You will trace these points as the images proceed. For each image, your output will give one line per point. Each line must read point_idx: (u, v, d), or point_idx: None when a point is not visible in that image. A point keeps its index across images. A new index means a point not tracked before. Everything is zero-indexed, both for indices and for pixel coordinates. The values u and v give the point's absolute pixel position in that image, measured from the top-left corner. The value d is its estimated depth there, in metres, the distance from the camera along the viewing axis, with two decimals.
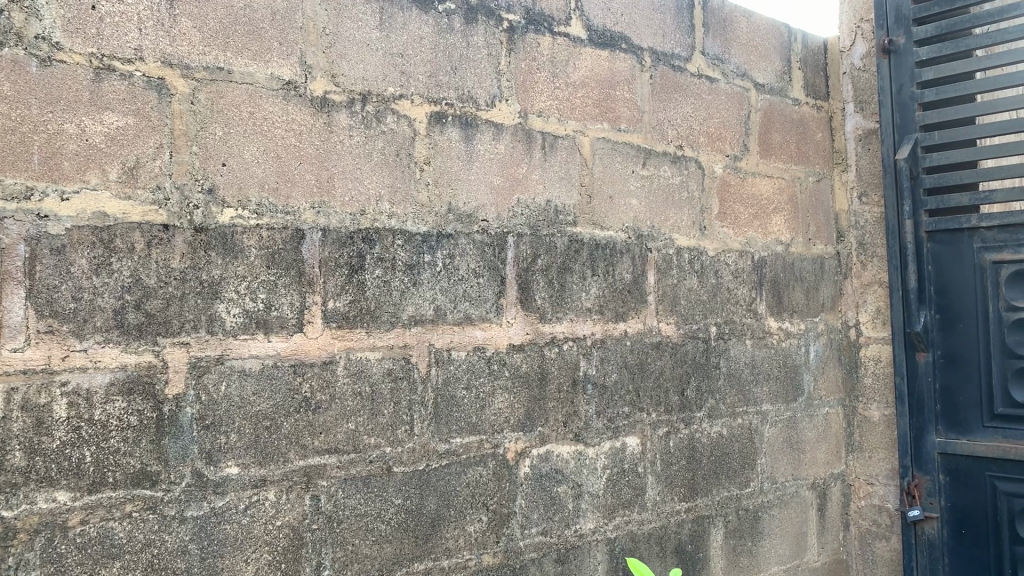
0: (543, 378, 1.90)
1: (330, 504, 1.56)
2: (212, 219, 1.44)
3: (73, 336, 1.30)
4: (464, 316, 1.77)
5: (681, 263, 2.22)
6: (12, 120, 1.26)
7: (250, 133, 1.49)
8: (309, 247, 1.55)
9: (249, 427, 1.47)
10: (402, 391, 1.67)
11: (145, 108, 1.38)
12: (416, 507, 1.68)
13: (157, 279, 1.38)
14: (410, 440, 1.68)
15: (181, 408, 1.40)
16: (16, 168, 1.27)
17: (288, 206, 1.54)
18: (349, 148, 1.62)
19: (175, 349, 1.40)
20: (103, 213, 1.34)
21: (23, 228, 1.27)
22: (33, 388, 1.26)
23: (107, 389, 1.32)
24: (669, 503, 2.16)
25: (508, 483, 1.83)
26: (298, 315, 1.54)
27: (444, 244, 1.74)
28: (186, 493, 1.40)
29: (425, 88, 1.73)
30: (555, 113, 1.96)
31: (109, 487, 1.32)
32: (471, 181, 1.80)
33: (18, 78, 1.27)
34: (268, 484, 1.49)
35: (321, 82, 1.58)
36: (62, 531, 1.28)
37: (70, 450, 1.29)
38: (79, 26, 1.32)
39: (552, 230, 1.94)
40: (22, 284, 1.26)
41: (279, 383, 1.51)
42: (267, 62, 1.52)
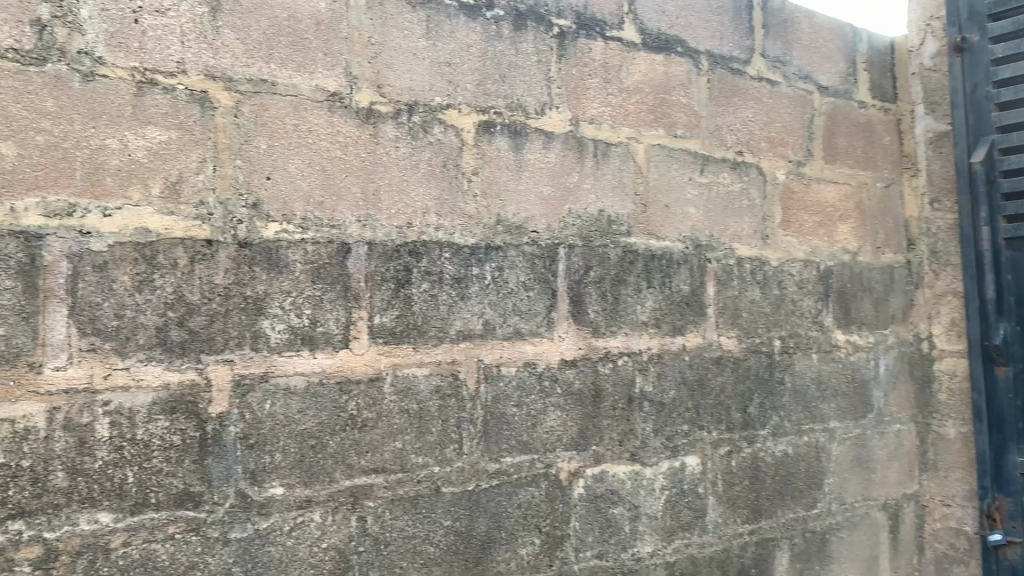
0: (597, 395, 1.82)
1: (377, 526, 1.52)
2: (256, 234, 1.42)
3: (114, 355, 1.29)
4: (514, 330, 1.71)
5: (742, 273, 2.13)
6: (55, 136, 1.26)
7: (294, 146, 1.47)
8: (354, 261, 1.52)
9: (295, 446, 1.44)
10: (450, 408, 1.62)
11: (188, 122, 1.37)
12: (466, 529, 1.62)
13: (200, 296, 1.36)
14: (458, 459, 1.62)
15: (224, 427, 1.38)
16: (59, 184, 1.26)
17: (333, 221, 1.51)
18: (396, 160, 1.58)
19: (218, 367, 1.37)
20: (147, 229, 1.33)
21: (66, 245, 1.26)
22: (76, 407, 1.26)
23: (150, 409, 1.31)
24: (731, 525, 2.06)
25: (561, 504, 1.75)
26: (344, 331, 1.51)
27: (493, 256, 1.68)
28: (229, 514, 1.37)
29: (473, 97, 1.67)
30: (607, 120, 1.88)
31: (152, 508, 1.31)
32: (520, 192, 1.73)
33: (61, 94, 1.27)
34: (314, 505, 1.45)
35: (366, 93, 1.55)
36: (105, 552, 1.27)
37: (113, 470, 1.27)
38: (122, 41, 1.32)
39: (606, 240, 1.85)
40: (64, 302, 1.26)
41: (325, 401, 1.48)
42: (311, 74, 1.49)
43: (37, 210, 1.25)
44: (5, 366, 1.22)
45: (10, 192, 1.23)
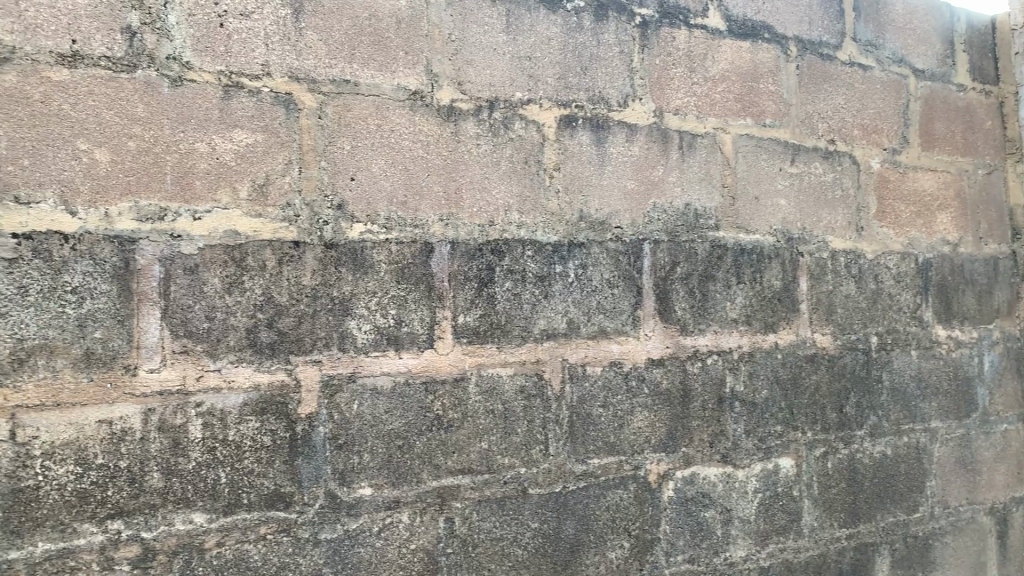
0: (686, 395, 1.76)
1: (465, 527, 1.51)
2: (342, 234, 1.44)
3: (206, 356, 1.34)
4: (599, 329, 1.66)
5: (836, 266, 2.03)
6: (147, 141, 1.31)
7: (377, 146, 1.48)
8: (438, 261, 1.52)
9: (382, 447, 1.46)
10: (535, 408, 1.59)
11: (273, 124, 1.40)
12: (554, 531, 1.59)
13: (289, 297, 1.40)
14: (545, 460, 1.59)
15: (314, 427, 1.42)
16: (151, 189, 1.32)
17: (416, 220, 1.51)
18: (477, 157, 1.56)
19: (307, 367, 1.41)
20: (235, 231, 1.37)
21: (157, 249, 1.31)
22: (169, 409, 1.31)
23: (241, 410, 1.36)
24: (828, 529, 1.97)
25: (651, 507, 1.70)
26: (428, 331, 1.51)
27: (576, 253, 1.64)
28: (319, 515, 1.41)
29: (555, 91, 1.64)
30: (692, 111, 1.81)
31: (244, 509, 1.35)
32: (604, 186, 1.68)
33: (150, 99, 1.32)
34: (402, 506, 1.47)
35: (447, 91, 1.54)
36: (199, 553, 1.32)
37: (206, 471, 1.32)
38: (208, 45, 1.36)
39: (692, 235, 1.78)
40: (157, 305, 1.31)
41: (411, 402, 1.49)
42: (393, 73, 1.50)
43: (131, 215, 1.30)
44: (103, 368, 1.28)
45: (105, 197, 1.29)
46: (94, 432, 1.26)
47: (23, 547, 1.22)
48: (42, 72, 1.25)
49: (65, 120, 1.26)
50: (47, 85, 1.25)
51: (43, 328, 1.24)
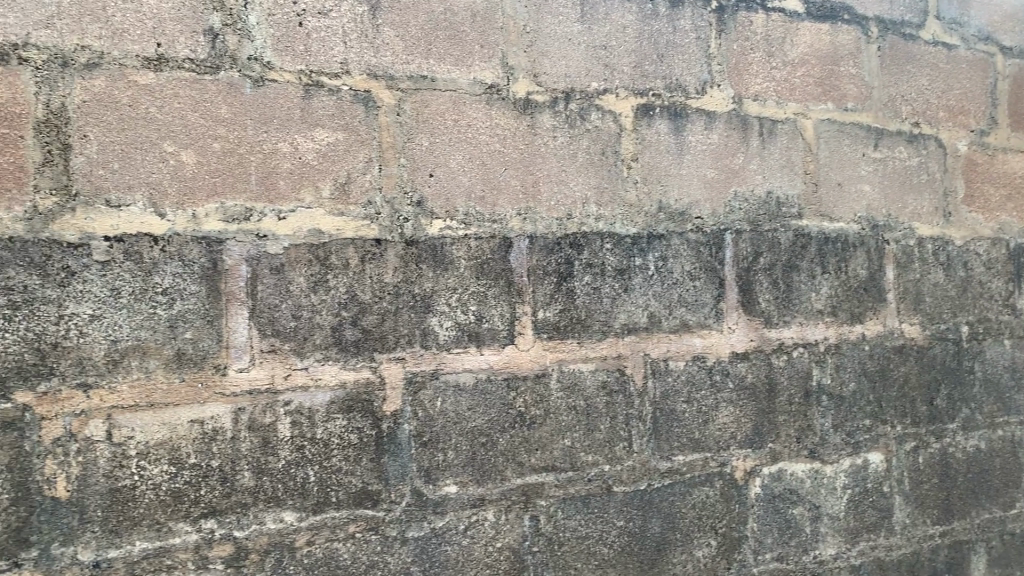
0: (772, 389, 1.71)
1: (550, 525, 1.51)
2: (422, 231, 1.44)
3: (293, 355, 1.35)
4: (681, 322, 1.62)
5: (924, 254, 1.94)
6: (231, 142, 1.33)
7: (455, 141, 1.47)
8: (517, 255, 1.50)
9: (466, 444, 1.46)
10: (617, 404, 1.56)
11: (353, 122, 1.41)
12: (640, 529, 1.57)
13: (372, 295, 1.40)
14: (629, 457, 1.57)
15: (398, 425, 1.42)
16: (236, 189, 1.33)
17: (494, 215, 1.49)
18: (554, 149, 1.54)
19: (391, 364, 1.41)
20: (319, 230, 1.38)
21: (244, 249, 1.33)
22: (259, 408, 1.33)
23: (328, 408, 1.37)
24: (920, 526, 1.90)
25: (738, 504, 1.66)
26: (509, 327, 1.49)
27: (656, 245, 1.60)
28: (406, 513, 1.42)
29: (631, 80, 1.60)
30: (772, 96, 1.76)
31: (333, 507, 1.37)
32: (682, 176, 1.64)
33: (233, 100, 1.33)
34: (487, 504, 1.47)
35: (523, 83, 1.52)
36: (290, 551, 1.34)
37: (295, 470, 1.34)
38: (288, 44, 1.36)
39: (775, 224, 1.73)
40: (245, 305, 1.33)
41: (493, 398, 1.48)
42: (469, 67, 1.49)
43: (217, 216, 1.32)
44: (194, 368, 1.30)
45: (192, 198, 1.30)
46: (186, 433, 1.28)
47: (122, 546, 1.25)
48: (129, 75, 1.27)
49: (152, 123, 1.28)
50: (134, 89, 1.27)
51: (136, 330, 1.26)
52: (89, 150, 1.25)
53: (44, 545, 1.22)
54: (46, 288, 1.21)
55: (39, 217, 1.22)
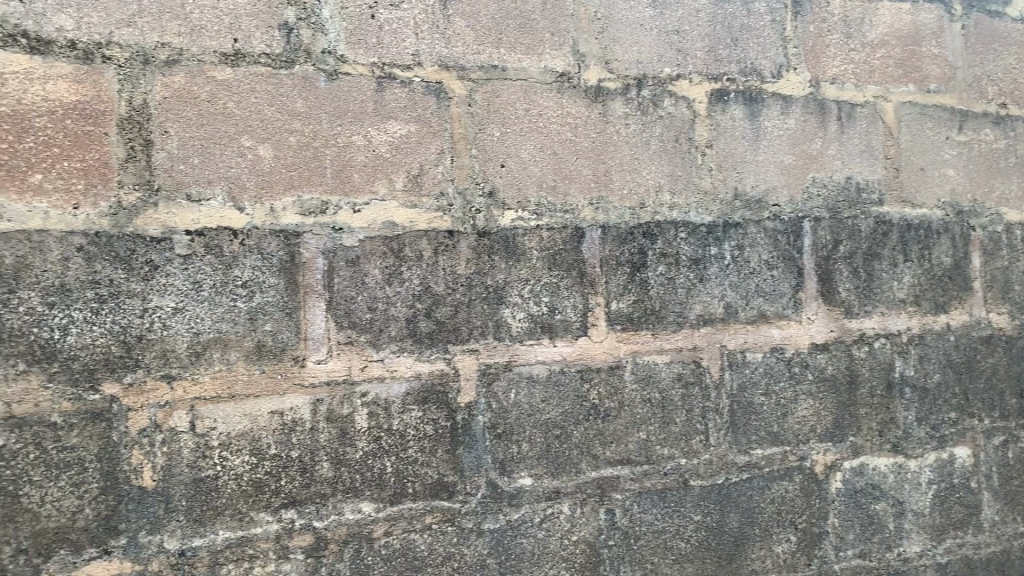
0: (853, 381, 1.66)
1: (626, 519, 1.50)
2: (494, 222, 1.43)
3: (369, 347, 1.36)
4: (758, 313, 1.58)
5: (1012, 240, 1.84)
6: (307, 136, 1.34)
7: (526, 131, 1.45)
8: (589, 245, 1.48)
9: (541, 436, 1.45)
10: (693, 397, 1.54)
11: (425, 114, 1.40)
12: (717, 524, 1.55)
13: (445, 287, 1.40)
14: (706, 451, 1.54)
15: (473, 417, 1.42)
16: (312, 183, 1.34)
17: (566, 204, 1.47)
18: (627, 137, 1.51)
19: (465, 356, 1.41)
20: (393, 222, 1.38)
21: (320, 242, 1.34)
22: (337, 399, 1.34)
23: (404, 399, 1.37)
24: (1011, 524, 1.82)
25: (818, 499, 1.62)
26: (582, 318, 1.48)
27: (732, 234, 1.56)
28: (482, 505, 1.42)
29: (705, 65, 1.57)
30: (850, 79, 1.70)
31: (409, 498, 1.38)
32: (758, 162, 1.60)
33: (308, 94, 1.34)
34: (562, 497, 1.46)
35: (595, 70, 1.50)
36: (368, 542, 1.35)
37: (372, 460, 1.35)
38: (361, 37, 1.37)
39: (855, 211, 1.67)
40: (322, 297, 1.34)
41: (567, 391, 1.47)
42: (540, 55, 1.47)
43: (294, 209, 1.33)
44: (273, 360, 1.31)
45: (269, 192, 1.31)
46: (267, 423, 1.30)
47: (206, 535, 1.27)
48: (207, 71, 1.28)
49: (230, 118, 1.29)
50: (212, 84, 1.29)
51: (218, 322, 1.28)
52: (170, 146, 1.27)
53: (132, 533, 1.24)
54: (131, 281, 1.23)
55: (124, 212, 1.24)
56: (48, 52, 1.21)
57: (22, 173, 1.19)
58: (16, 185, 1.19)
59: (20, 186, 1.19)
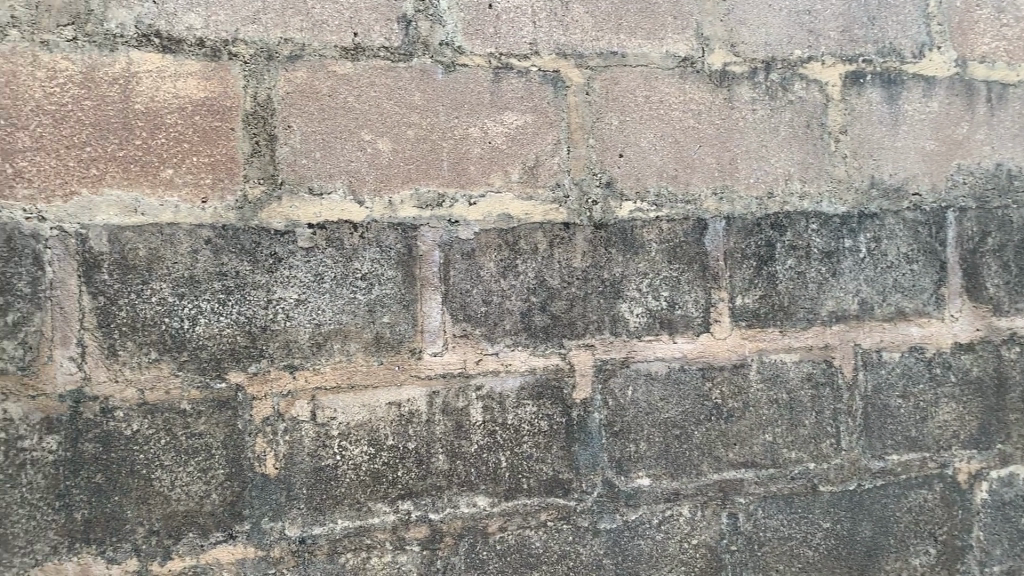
0: (1001, 384, 1.53)
1: (749, 524, 1.43)
2: (612, 214, 1.39)
3: (484, 340, 1.34)
4: (896, 310, 1.48)
5: None
6: (424, 129, 1.33)
7: (647, 119, 1.40)
8: (712, 238, 1.42)
9: (659, 436, 1.40)
10: (824, 398, 1.45)
11: (542, 104, 1.37)
12: (848, 532, 1.46)
13: (561, 280, 1.36)
14: (836, 456, 1.46)
15: (589, 413, 1.38)
16: (429, 176, 1.33)
17: (688, 194, 1.41)
18: (753, 123, 1.44)
19: (581, 352, 1.37)
20: (508, 215, 1.36)
21: (436, 234, 1.33)
22: (452, 392, 1.33)
23: (519, 394, 1.35)
24: None
25: (960, 510, 1.51)
26: (704, 314, 1.42)
27: (868, 225, 1.47)
28: (598, 504, 1.38)
29: (839, 45, 1.48)
30: (1003, 57, 1.55)
31: (524, 494, 1.35)
32: (897, 149, 1.49)
33: (426, 87, 1.33)
34: (682, 499, 1.41)
35: (720, 54, 1.43)
36: (483, 536, 1.34)
37: (487, 454, 1.33)
38: (478, 27, 1.35)
39: (1005, 200, 1.54)
40: (438, 290, 1.33)
41: (688, 389, 1.41)
42: (661, 40, 1.42)
43: (411, 202, 1.32)
44: (391, 352, 1.31)
45: (388, 185, 1.31)
46: (384, 414, 1.30)
47: (325, 524, 1.28)
48: (329, 66, 1.29)
49: (351, 112, 1.30)
50: (333, 79, 1.29)
51: (338, 314, 1.29)
52: (293, 141, 1.28)
53: (256, 519, 1.26)
54: (256, 273, 1.26)
55: (249, 206, 1.26)
56: (179, 51, 1.24)
57: (155, 168, 1.23)
58: (150, 180, 1.22)
59: (153, 180, 1.23)
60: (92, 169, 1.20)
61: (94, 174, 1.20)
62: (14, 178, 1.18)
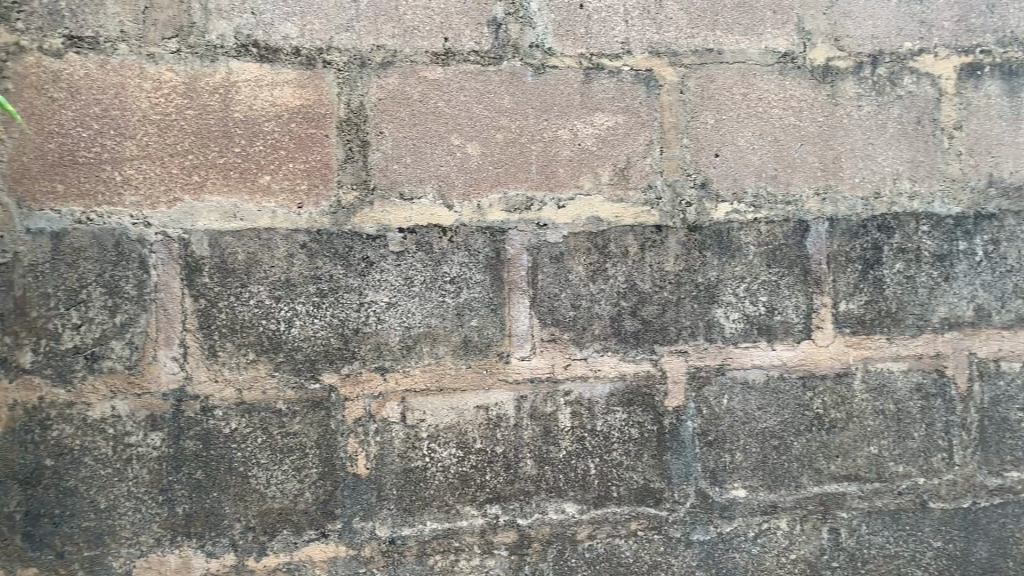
0: None
1: (852, 540, 1.36)
2: (706, 216, 1.34)
3: (573, 345, 1.32)
4: (1016, 316, 1.40)
5: None
6: (514, 132, 1.32)
7: (744, 117, 1.35)
8: (814, 240, 1.36)
9: (756, 446, 1.35)
10: (935, 410, 1.37)
11: (634, 104, 1.34)
12: (961, 552, 1.38)
13: (652, 284, 1.33)
14: (948, 471, 1.38)
15: (682, 421, 1.34)
16: (518, 179, 1.32)
17: (788, 195, 1.36)
18: (858, 120, 1.37)
19: (673, 358, 1.33)
20: (598, 217, 1.33)
21: (525, 237, 1.31)
22: (540, 396, 1.31)
23: (608, 400, 1.32)
24: None
25: None
26: (805, 320, 1.36)
27: (984, 226, 1.39)
28: (691, 514, 1.34)
29: (953, 36, 1.39)
30: None
31: (614, 502, 1.32)
32: (1019, 144, 1.40)
33: (516, 89, 1.32)
34: (779, 511, 1.35)
35: (822, 49, 1.37)
36: (572, 544, 1.31)
37: (576, 461, 1.31)
38: (569, 28, 1.33)
39: None
40: (526, 293, 1.31)
41: (787, 398, 1.35)
42: (760, 35, 1.36)
43: (500, 206, 1.31)
44: (479, 355, 1.30)
45: (477, 189, 1.31)
46: (472, 418, 1.29)
47: (414, 525, 1.28)
48: (420, 72, 1.30)
49: (440, 117, 1.30)
50: (424, 84, 1.30)
51: (427, 316, 1.29)
52: (384, 146, 1.29)
53: (347, 518, 1.27)
54: (348, 277, 1.27)
55: (342, 211, 1.28)
56: (275, 59, 1.26)
57: (253, 175, 1.26)
58: (248, 186, 1.25)
59: (251, 186, 1.25)
60: (194, 176, 1.24)
61: (196, 181, 1.24)
62: (122, 185, 1.22)
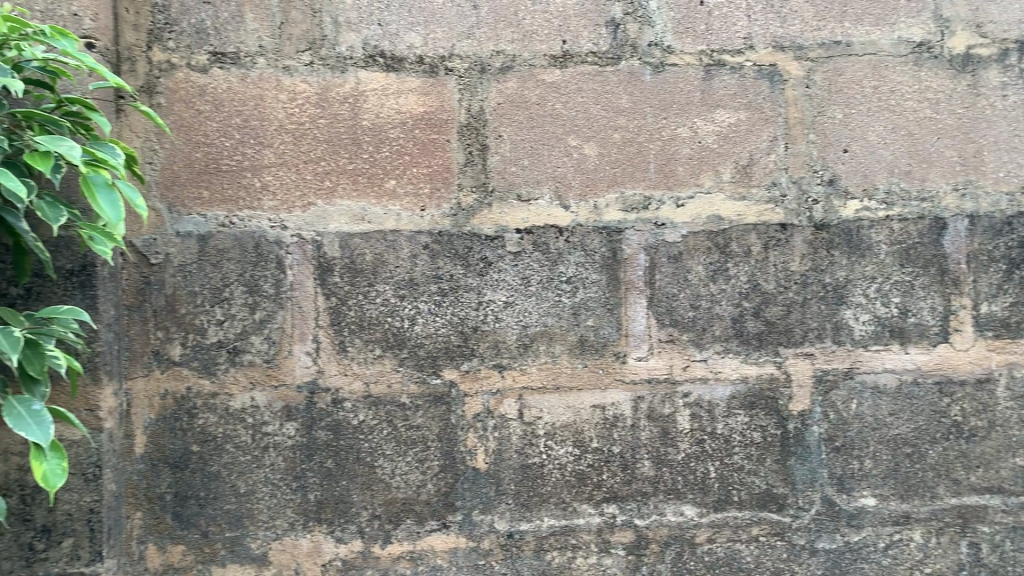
0: None
1: (994, 556, 1.30)
2: (834, 213, 1.30)
3: (692, 346, 1.30)
4: None
5: None
6: (632, 131, 1.31)
7: (875, 110, 1.30)
8: (952, 238, 1.30)
9: (887, 453, 1.29)
10: None
11: (757, 100, 1.31)
12: None
13: (776, 284, 1.30)
14: None
15: (807, 426, 1.30)
16: (636, 178, 1.31)
17: (924, 191, 1.30)
18: (1003, 111, 1.30)
19: (798, 361, 1.30)
20: (718, 216, 1.31)
21: (643, 237, 1.31)
22: (658, 397, 1.30)
23: (729, 403, 1.30)
24: None
25: None
26: (942, 323, 1.30)
27: None
28: (816, 522, 1.30)
29: None
30: None
31: (735, 507, 1.30)
32: None
33: (634, 89, 1.31)
34: (913, 522, 1.29)
35: (962, 37, 1.31)
36: (690, 547, 1.30)
37: (695, 463, 1.30)
38: (689, 26, 1.31)
39: None
40: (643, 293, 1.31)
41: (921, 404, 1.30)
42: (892, 25, 1.31)
43: (617, 206, 1.31)
44: (596, 355, 1.31)
45: (594, 189, 1.31)
46: (589, 417, 1.30)
47: (532, 521, 1.31)
48: (537, 75, 1.32)
49: (558, 119, 1.31)
50: (542, 87, 1.31)
51: (544, 316, 1.31)
52: (503, 149, 1.31)
53: (467, 511, 1.31)
54: (468, 277, 1.31)
55: (463, 212, 1.31)
56: (401, 68, 1.31)
57: (380, 179, 1.31)
58: (375, 190, 1.31)
59: (378, 190, 1.31)
60: (326, 181, 1.30)
61: (327, 186, 1.31)
62: (261, 191, 1.30)
